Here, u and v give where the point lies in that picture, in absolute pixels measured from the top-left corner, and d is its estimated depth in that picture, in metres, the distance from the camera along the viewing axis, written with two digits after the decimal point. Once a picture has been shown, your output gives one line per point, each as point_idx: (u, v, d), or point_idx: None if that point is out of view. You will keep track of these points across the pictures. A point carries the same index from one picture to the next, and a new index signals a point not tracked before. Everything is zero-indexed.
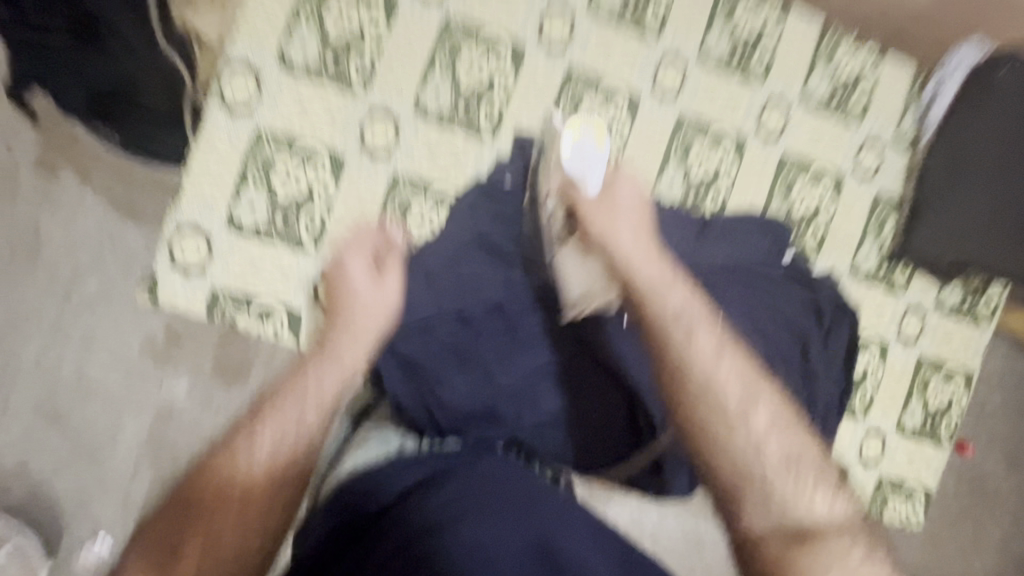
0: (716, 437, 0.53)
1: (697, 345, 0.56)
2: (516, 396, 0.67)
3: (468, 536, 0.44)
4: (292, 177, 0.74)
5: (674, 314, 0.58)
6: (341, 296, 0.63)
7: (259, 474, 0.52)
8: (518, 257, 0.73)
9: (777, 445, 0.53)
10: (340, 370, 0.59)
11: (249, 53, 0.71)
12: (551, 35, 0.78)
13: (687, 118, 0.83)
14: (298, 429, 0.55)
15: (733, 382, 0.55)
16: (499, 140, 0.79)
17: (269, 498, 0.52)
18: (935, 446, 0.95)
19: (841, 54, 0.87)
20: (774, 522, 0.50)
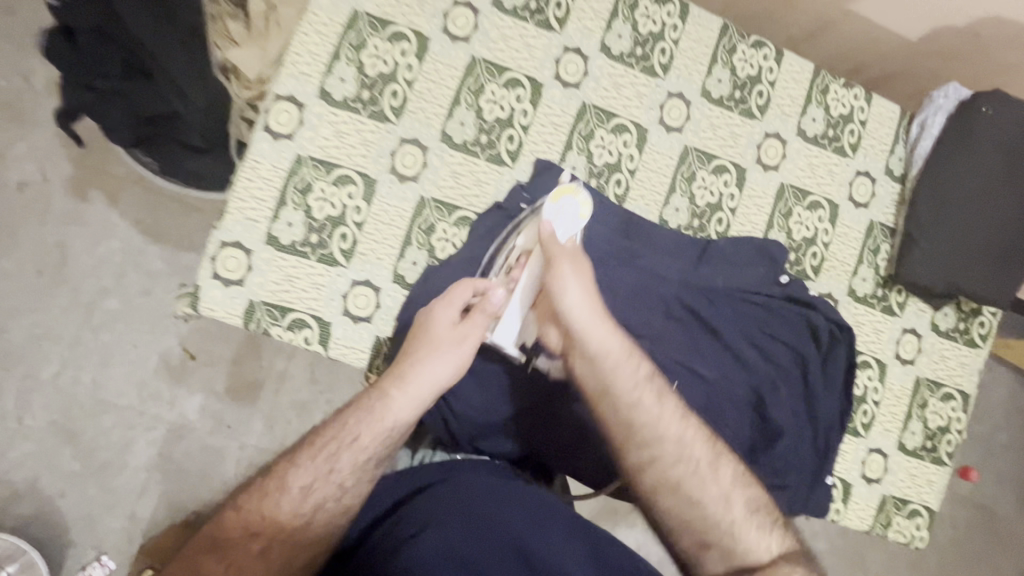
0: (690, 490, 0.67)
1: (669, 411, 0.70)
2: (529, 413, 0.79)
3: (440, 539, 0.58)
4: (329, 199, 0.80)
5: (648, 378, 0.72)
6: (416, 342, 0.70)
7: (304, 495, 0.63)
8: None
9: (739, 495, 0.68)
10: (386, 424, 0.66)
11: (293, 86, 0.78)
12: (567, 73, 0.86)
13: (692, 149, 0.90)
14: (344, 468, 0.64)
15: (701, 444, 0.70)
16: (519, 166, 0.85)
17: (320, 517, 0.62)
18: (936, 465, 0.99)
19: (833, 93, 0.94)
20: (731, 562, 0.64)
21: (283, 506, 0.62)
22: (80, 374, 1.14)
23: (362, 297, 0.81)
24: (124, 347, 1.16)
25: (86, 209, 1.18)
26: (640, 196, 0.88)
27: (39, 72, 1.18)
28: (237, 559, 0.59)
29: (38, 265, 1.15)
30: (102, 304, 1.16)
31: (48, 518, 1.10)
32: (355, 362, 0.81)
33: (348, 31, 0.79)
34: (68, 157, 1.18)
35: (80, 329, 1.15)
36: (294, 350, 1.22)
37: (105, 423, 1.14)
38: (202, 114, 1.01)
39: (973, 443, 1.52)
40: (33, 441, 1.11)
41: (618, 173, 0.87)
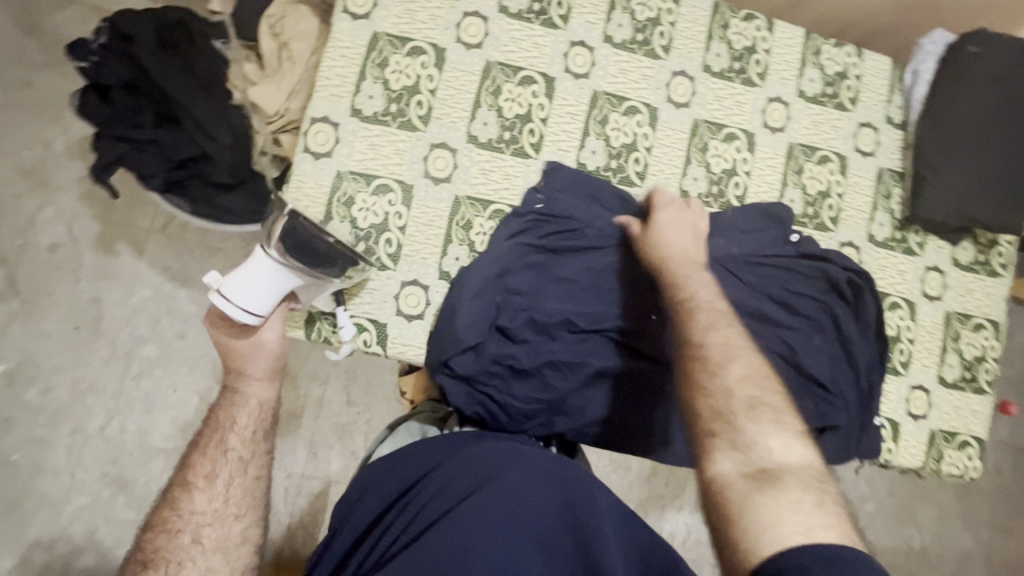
0: (699, 384, 0.67)
1: (694, 321, 0.73)
2: (579, 394, 0.85)
3: (461, 518, 0.62)
4: (371, 209, 0.85)
5: (683, 302, 0.76)
6: (243, 356, 0.77)
7: (203, 516, 0.71)
8: (560, 266, 0.86)
9: (745, 391, 0.65)
10: (248, 406, 0.78)
11: (327, 108, 0.85)
12: (576, 65, 0.91)
13: (701, 121, 0.95)
14: (223, 475, 0.74)
15: (717, 348, 0.69)
16: (543, 156, 0.90)
17: (236, 489, 0.74)
18: (978, 394, 1.01)
19: (825, 53, 0.99)
20: (735, 456, 0.60)
21: (198, 499, 0.72)
22: (125, 423, 1.21)
23: (413, 297, 0.85)
24: (165, 393, 1.23)
25: (115, 262, 1.24)
26: (659, 171, 0.93)
27: (58, 138, 1.24)
28: (186, 553, 0.69)
29: (76, 321, 1.21)
30: (139, 352, 1.23)
31: (110, 566, 1.17)
32: (413, 358, 0.85)
33: (371, 52, 0.86)
34: (92, 215, 1.24)
35: (122, 378, 1.21)
36: (330, 375, 1.26)
37: (154, 467, 1.21)
38: (230, 152, 1.09)
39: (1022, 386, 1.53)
40: (87, 493, 1.18)
41: (636, 152, 0.92)
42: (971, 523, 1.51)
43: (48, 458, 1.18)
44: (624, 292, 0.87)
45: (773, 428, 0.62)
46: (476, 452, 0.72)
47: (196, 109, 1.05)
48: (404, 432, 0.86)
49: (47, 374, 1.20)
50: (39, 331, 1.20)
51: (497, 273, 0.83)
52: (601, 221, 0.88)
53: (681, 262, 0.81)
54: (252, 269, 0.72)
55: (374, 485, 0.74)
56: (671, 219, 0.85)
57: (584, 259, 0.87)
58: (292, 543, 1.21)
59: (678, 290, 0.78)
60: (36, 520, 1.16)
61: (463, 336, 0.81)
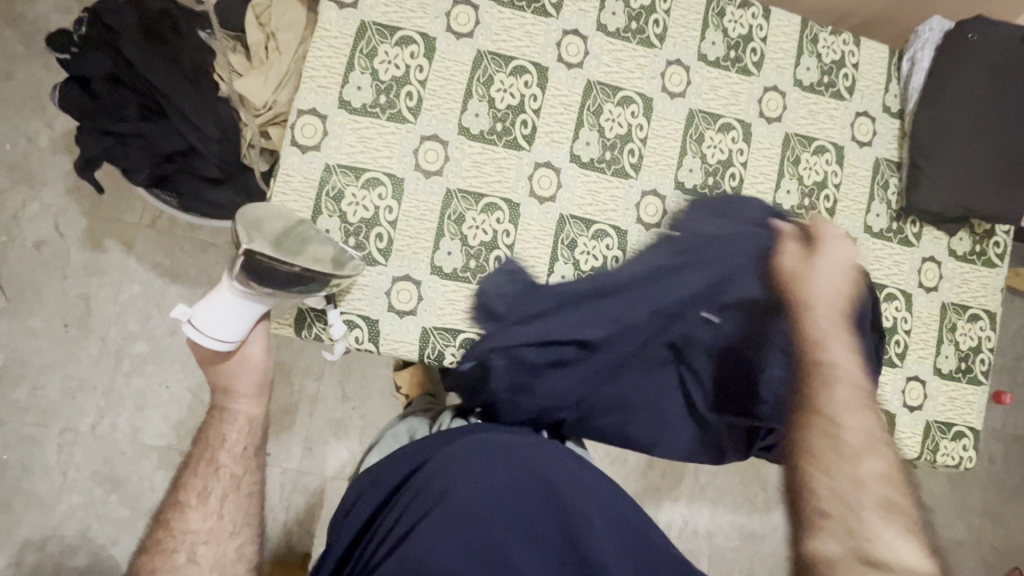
0: (823, 457, 0.69)
1: (835, 393, 0.73)
2: (611, 390, 0.87)
3: (447, 514, 0.63)
4: (361, 203, 0.83)
5: (827, 365, 0.75)
6: (230, 373, 0.76)
7: (197, 535, 0.70)
8: (661, 281, 0.85)
9: (875, 485, 0.67)
10: (238, 422, 0.77)
11: (313, 99, 0.82)
12: (569, 55, 0.89)
13: (697, 111, 0.93)
14: (216, 492, 0.73)
15: (856, 431, 0.70)
16: (536, 148, 0.88)
17: (230, 506, 0.73)
18: (973, 385, 1.01)
19: (822, 41, 0.98)
20: (845, 541, 0.63)
21: (192, 518, 0.71)
22: (116, 421, 1.19)
23: (405, 292, 0.84)
24: (157, 390, 1.21)
25: (103, 258, 1.21)
26: (654, 162, 0.91)
27: (42, 132, 1.21)
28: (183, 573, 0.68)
29: (65, 319, 1.19)
30: (130, 349, 1.21)
31: (105, 565, 1.16)
32: (406, 355, 0.83)
33: (358, 41, 0.84)
34: (80, 210, 1.21)
35: (112, 375, 1.20)
36: (324, 371, 1.24)
37: (147, 465, 1.19)
38: (218, 145, 1.06)
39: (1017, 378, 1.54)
40: (79, 492, 1.16)
41: (631, 143, 0.91)
42: (965, 513, 1.51)
43: (39, 457, 1.16)
44: (727, 311, 0.88)
45: (897, 532, 0.63)
46: (460, 443, 0.70)
47: (182, 100, 1.02)
48: (389, 439, 0.84)
49: (36, 372, 1.18)
50: (27, 329, 1.18)
51: (591, 279, 0.85)
52: (749, 237, 0.87)
53: (832, 318, 0.78)
54: (221, 303, 0.71)
55: (370, 479, 0.74)
56: (838, 262, 0.81)
57: (704, 272, 0.86)
58: (289, 539, 1.20)
59: (821, 348, 0.76)
60: (28, 519, 1.15)
61: (546, 330, 0.82)
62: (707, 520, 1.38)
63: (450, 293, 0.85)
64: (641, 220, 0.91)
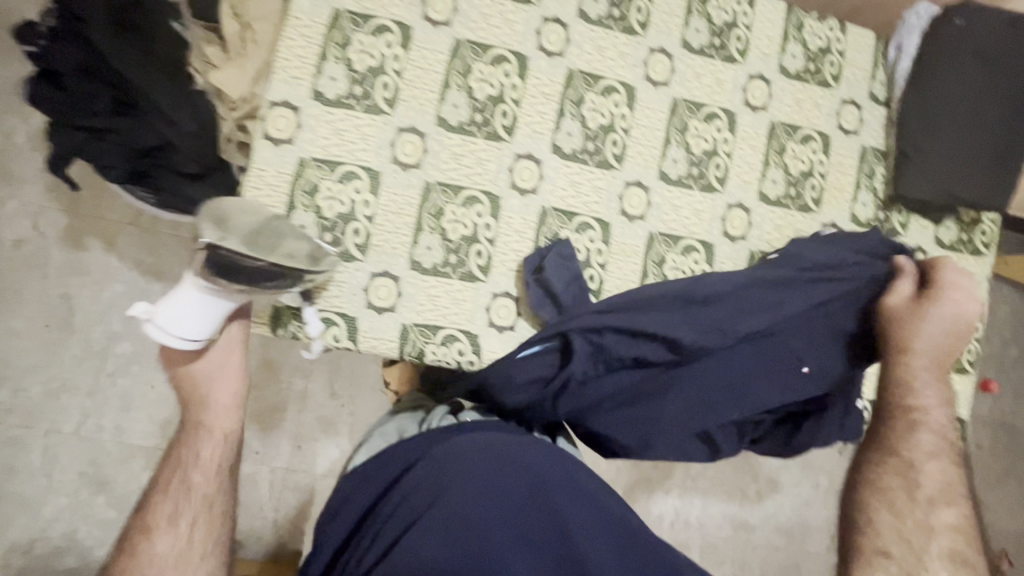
0: (893, 504, 0.72)
1: (918, 440, 0.76)
2: (650, 391, 0.81)
3: (434, 523, 0.60)
4: (337, 197, 0.81)
5: (913, 412, 0.78)
6: (199, 384, 0.75)
7: (164, 563, 0.66)
8: (756, 296, 0.83)
9: (947, 541, 0.69)
10: (212, 439, 0.74)
11: (286, 91, 0.80)
12: (549, 43, 0.87)
13: (681, 100, 0.91)
14: (185, 515, 0.69)
15: (932, 484, 0.73)
16: (516, 139, 0.86)
17: (200, 529, 0.69)
18: (959, 374, 1.01)
19: (808, 27, 0.96)
20: None
21: (158, 544, 0.67)
22: (102, 421, 1.17)
23: (384, 289, 0.82)
24: (143, 390, 1.19)
25: (85, 257, 1.19)
26: (637, 152, 0.90)
27: (19, 128, 1.18)
28: None
29: (46, 319, 1.16)
30: (114, 349, 1.18)
31: (94, 567, 1.14)
32: (385, 353, 0.82)
33: (332, 31, 0.81)
34: (59, 208, 1.18)
35: (96, 376, 1.17)
36: (312, 368, 1.23)
37: (135, 465, 1.17)
38: (194, 137, 1.00)
39: (1006, 366, 1.54)
40: (65, 494, 1.14)
41: (613, 134, 0.89)
42: None
43: (24, 459, 1.14)
44: (816, 342, 0.84)
45: None
46: (446, 445, 0.68)
47: (158, 98, 0.97)
48: (378, 437, 0.81)
49: (18, 374, 1.15)
50: (7, 330, 1.15)
51: (688, 282, 0.84)
52: (857, 270, 0.86)
53: (930, 368, 0.79)
54: (183, 303, 0.68)
55: (353, 485, 0.72)
56: (950, 314, 0.81)
57: (804, 296, 0.84)
58: (280, 538, 1.19)
59: (914, 394, 0.78)
60: (13, 522, 1.13)
61: (639, 320, 0.79)
62: (700, 511, 1.38)
63: (429, 289, 0.83)
64: (624, 212, 0.89)
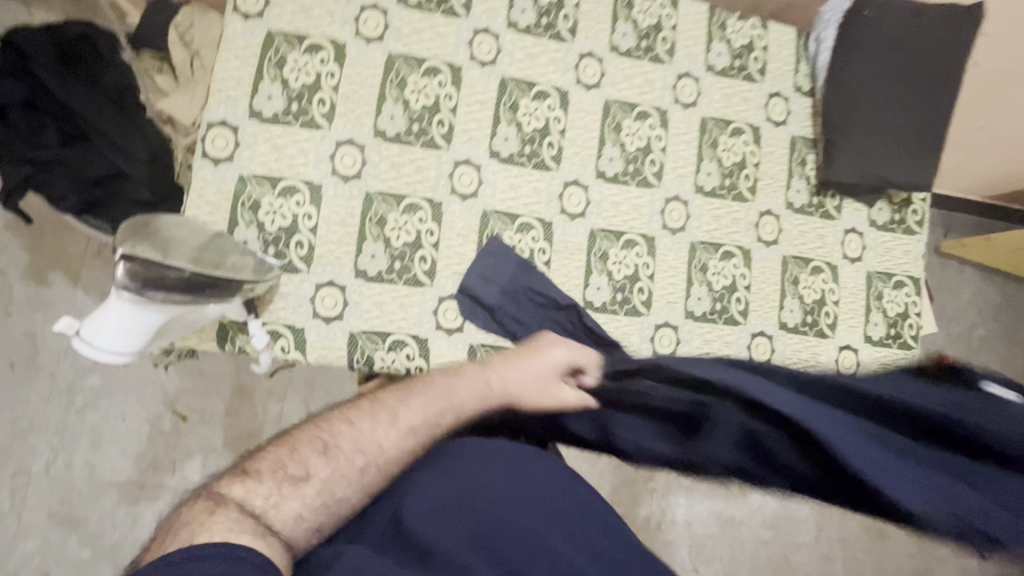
0: None
1: None
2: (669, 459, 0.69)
3: (442, 530, 0.53)
4: (278, 212, 0.82)
5: None
6: (529, 351, 0.77)
7: (342, 457, 0.56)
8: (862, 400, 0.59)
9: None
10: (482, 389, 0.70)
11: (223, 112, 0.82)
12: (481, 53, 0.90)
13: (613, 101, 0.95)
14: (403, 424, 0.61)
15: None
16: (454, 146, 0.89)
17: (380, 465, 0.58)
18: (904, 349, 1.03)
19: (730, 27, 1.00)
20: None
21: (360, 424, 0.59)
22: (72, 459, 1.12)
23: (330, 298, 0.83)
24: (113, 424, 1.15)
25: (49, 292, 1.16)
26: (574, 153, 0.93)
27: None
28: (302, 472, 0.53)
29: (10, 358, 1.13)
30: (82, 384, 1.15)
31: None
32: (335, 362, 0.83)
33: (266, 51, 0.84)
34: (20, 245, 1.15)
35: (64, 412, 1.13)
36: (287, 391, 1.21)
37: (107, 502, 1.12)
38: (147, 166, 0.94)
39: (974, 344, 1.58)
40: (37, 536, 1.09)
41: (549, 136, 0.92)
42: None
43: None
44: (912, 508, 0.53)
45: None
46: (465, 448, 0.62)
47: (105, 124, 0.91)
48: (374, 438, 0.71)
49: None
50: None
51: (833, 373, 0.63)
52: None
53: None
54: (111, 317, 0.65)
55: None
56: None
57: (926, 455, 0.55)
58: None
59: None
60: None
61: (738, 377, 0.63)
62: (685, 509, 1.37)
63: (376, 296, 0.84)
64: (565, 210, 0.92)
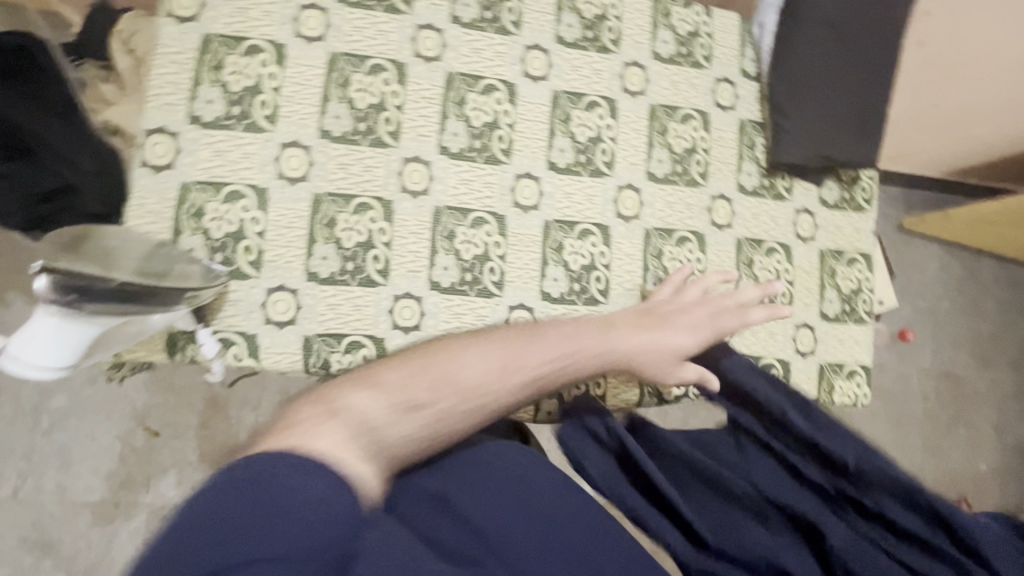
0: None
1: None
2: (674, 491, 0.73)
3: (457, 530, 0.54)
4: (224, 217, 0.81)
5: None
6: (676, 309, 0.83)
7: (459, 383, 0.64)
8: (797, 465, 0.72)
9: None
10: (608, 341, 0.77)
11: (162, 118, 0.81)
12: (426, 49, 0.90)
13: (561, 92, 0.95)
14: (520, 364, 0.69)
15: None
16: (403, 144, 0.88)
17: (494, 395, 0.65)
18: (858, 324, 1.06)
19: (675, 14, 1.01)
20: None
21: (469, 365, 0.66)
22: (41, 482, 1.09)
23: (282, 303, 0.82)
24: (83, 443, 1.12)
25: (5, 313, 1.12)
26: (524, 146, 0.93)
27: None
28: (416, 395, 0.62)
29: None
30: (48, 405, 1.11)
31: None
32: (291, 366, 0.82)
33: (203, 55, 0.82)
34: None
35: (31, 435, 1.09)
36: (261, 400, 1.19)
37: (81, 523, 1.10)
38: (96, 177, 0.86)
39: (939, 316, 1.62)
40: (9, 563, 1.07)
41: (499, 130, 0.92)
42: (910, 453, 1.55)
43: None
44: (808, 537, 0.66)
45: None
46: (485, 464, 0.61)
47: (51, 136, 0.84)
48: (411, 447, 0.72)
49: None
50: None
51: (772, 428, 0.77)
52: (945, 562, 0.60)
53: None
54: (40, 334, 0.60)
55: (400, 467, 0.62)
56: None
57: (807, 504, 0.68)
58: None
59: None
60: None
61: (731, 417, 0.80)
62: None
63: (329, 298, 0.84)
64: (517, 203, 0.92)
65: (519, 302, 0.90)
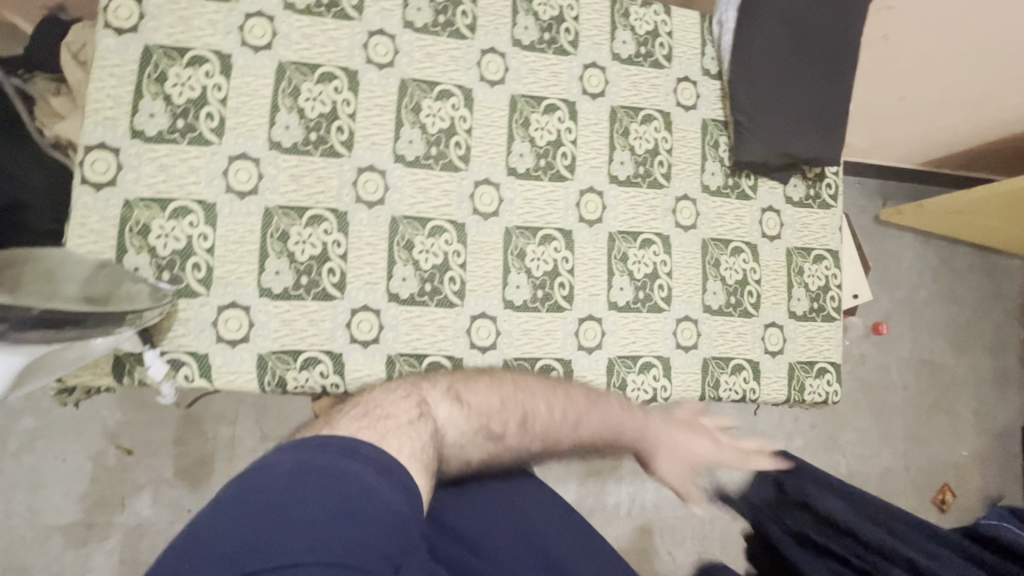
0: None
1: None
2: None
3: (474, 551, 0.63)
4: (170, 234, 0.79)
5: None
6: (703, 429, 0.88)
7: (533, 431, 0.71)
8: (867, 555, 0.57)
9: None
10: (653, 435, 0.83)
11: (101, 133, 0.78)
12: (378, 55, 0.88)
13: (519, 96, 0.93)
14: (583, 424, 0.75)
15: None
16: (356, 153, 0.86)
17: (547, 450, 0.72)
18: (827, 321, 1.05)
19: (633, 14, 1.00)
20: None
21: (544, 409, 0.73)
22: (11, 506, 1.05)
23: (233, 320, 0.80)
24: (52, 465, 1.07)
25: None
26: (482, 152, 0.91)
27: None
28: (489, 431, 0.68)
29: None
30: (16, 427, 1.06)
31: None
32: (245, 385, 0.80)
33: (143, 68, 0.79)
34: None
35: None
36: (237, 415, 1.16)
37: (52, 548, 1.06)
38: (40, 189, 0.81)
39: (919, 308, 1.63)
40: None
41: (456, 136, 0.90)
42: (892, 444, 1.56)
43: None
44: None
45: None
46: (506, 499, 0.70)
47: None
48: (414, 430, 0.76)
49: None
50: None
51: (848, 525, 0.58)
52: None
53: None
54: None
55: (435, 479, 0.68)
56: None
57: None
58: None
59: None
60: None
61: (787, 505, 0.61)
62: (655, 494, 1.33)
63: (283, 314, 0.82)
64: (477, 210, 0.90)
65: (481, 311, 0.89)
